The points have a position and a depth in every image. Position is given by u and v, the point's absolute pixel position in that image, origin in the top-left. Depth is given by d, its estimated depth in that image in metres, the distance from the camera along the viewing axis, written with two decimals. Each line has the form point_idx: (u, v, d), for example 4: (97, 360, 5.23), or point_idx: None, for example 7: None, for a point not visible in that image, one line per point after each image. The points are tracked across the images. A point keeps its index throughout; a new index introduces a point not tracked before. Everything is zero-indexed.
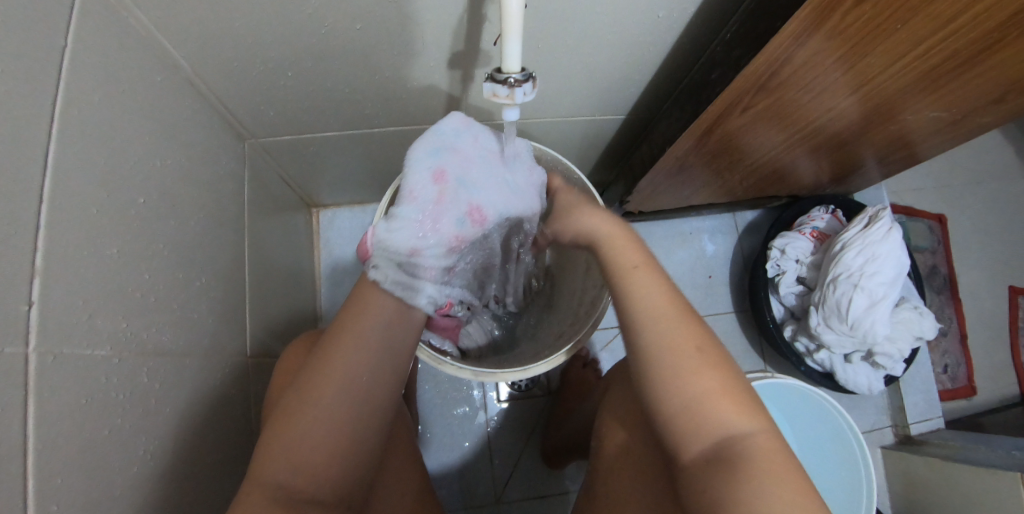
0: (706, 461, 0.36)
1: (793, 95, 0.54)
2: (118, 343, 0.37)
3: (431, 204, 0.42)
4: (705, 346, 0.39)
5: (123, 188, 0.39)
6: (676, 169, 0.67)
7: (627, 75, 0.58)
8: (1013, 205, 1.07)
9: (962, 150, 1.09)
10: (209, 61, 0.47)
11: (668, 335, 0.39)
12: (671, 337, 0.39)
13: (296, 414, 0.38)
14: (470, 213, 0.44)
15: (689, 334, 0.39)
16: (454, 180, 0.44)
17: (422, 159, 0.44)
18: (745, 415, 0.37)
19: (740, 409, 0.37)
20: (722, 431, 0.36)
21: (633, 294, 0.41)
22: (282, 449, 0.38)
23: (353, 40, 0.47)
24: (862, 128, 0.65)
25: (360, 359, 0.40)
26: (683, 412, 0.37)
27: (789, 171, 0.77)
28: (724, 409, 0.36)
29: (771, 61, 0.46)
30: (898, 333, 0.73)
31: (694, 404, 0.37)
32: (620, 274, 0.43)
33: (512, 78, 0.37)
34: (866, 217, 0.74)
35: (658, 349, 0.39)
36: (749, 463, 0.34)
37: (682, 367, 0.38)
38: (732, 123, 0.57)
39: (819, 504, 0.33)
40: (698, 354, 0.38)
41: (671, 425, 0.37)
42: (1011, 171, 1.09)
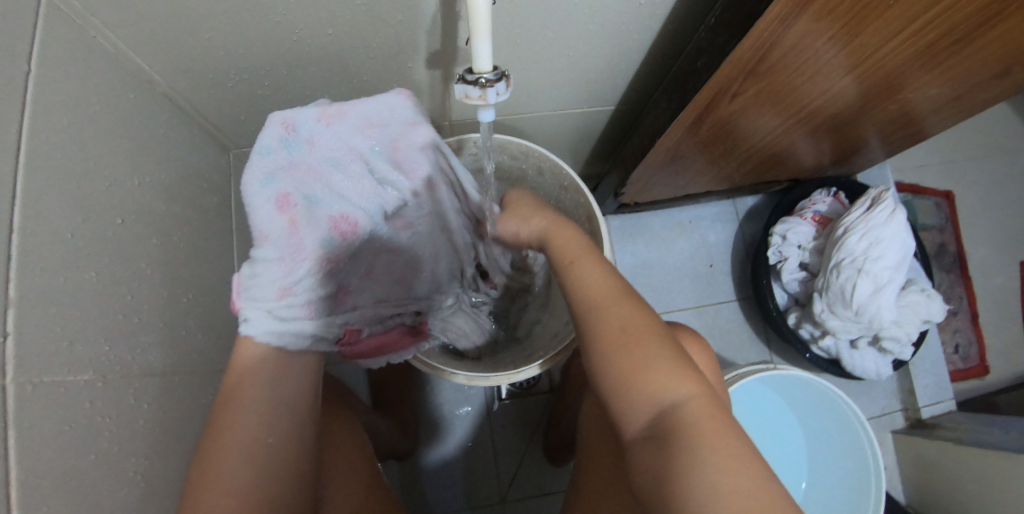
0: (646, 432, 0.36)
1: (785, 79, 0.52)
2: (102, 367, 0.36)
3: (285, 238, 0.36)
4: (641, 328, 0.40)
5: (101, 210, 0.38)
6: (669, 159, 0.65)
7: (613, 65, 0.56)
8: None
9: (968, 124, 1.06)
10: (183, 74, 0.47)
11: (602, 321, 0.41)
12: (608, 314, 0.41)
13: (206, 483, 0.35)
14: (334, 226, 0.38)
15: (624, 311, 0.41)
16: (302, 201, 0.37)
17: (257, 190, 0.37)
18: (684, 384, 0.37)
19: (673, 383, 0.37)
20: (656, 397, 0.37)
21: (574, 276, 0.44)
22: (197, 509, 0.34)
23: (327, 45, 0.46)
24: (861, 108, 0.62)
25: (271, 396, 0.38)
26: (618, 392, 0.38)
27: (787, 155, 0.75)
28: (660, 379, 0.37)
29: (758, 46, 0.44)
30: (905, 317, 0.72)
31: (629, 373, 0.38)
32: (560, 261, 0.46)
33: (484, 78, 0.35)
34: (868, 199, 0.72)
35: (596, 325, 0.41)
36: (684, 428, 0.35)
37: (617, 341, 0.39)
38: (724, 110, 0.55)
39: (755, 473, 0.32)
40: (631, 335, 0.39)
41: (612, 399, 0.39)
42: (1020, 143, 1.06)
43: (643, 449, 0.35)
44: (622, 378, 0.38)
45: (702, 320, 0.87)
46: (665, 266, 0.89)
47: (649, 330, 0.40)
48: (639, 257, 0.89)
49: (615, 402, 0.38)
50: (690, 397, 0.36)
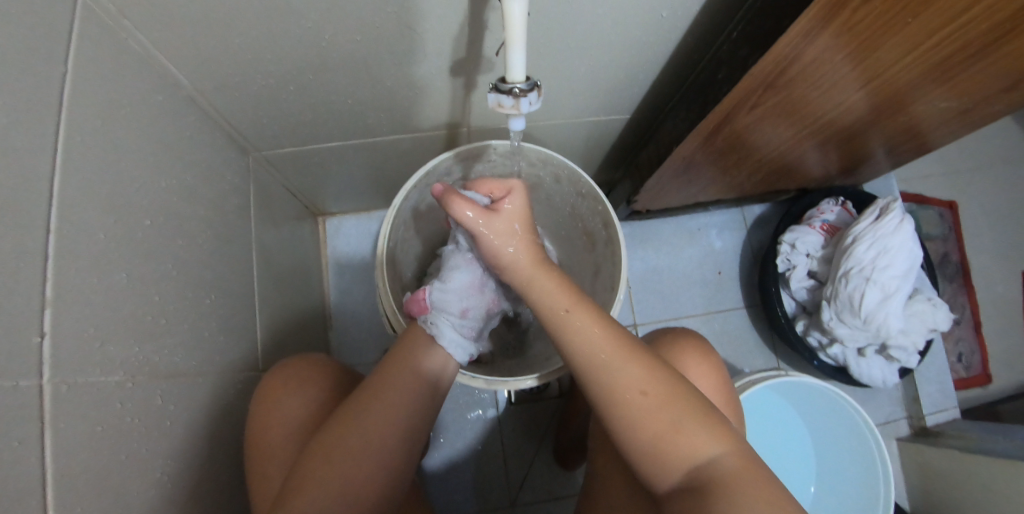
0: (681, 489, 0.38)
1: (801, 92, 0.53)
2: (132, 368, 0.37)
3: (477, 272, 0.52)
4: (653, 379, 0.41)
5: (131, 211, 0.39)
6: (683, 168, 0.66)
7: (631, 75, 0.57)
8: None
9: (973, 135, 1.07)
10: (210, 78, 0.47)
11: (615, 375, 0.41)
12: (623, 382, 0.41)
13: (337, 442, 0.44)
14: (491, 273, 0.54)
15: (638, 378, 0.41)
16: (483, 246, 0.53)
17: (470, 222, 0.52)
18: (713, 440, 0.39)
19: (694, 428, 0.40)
20: (685, 452, 0.39)
21: (575, 337, 0.43)
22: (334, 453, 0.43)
23: (354, 52, 0.46)
24: (871, 120, 0.63)
25: (383, 424, 0.46)
26: (646, 447, 0.40)
27: (797, 165, 0.76)
28: (690, 440, 0.39)
29: (778, 60, 0.45)
30: (912, 326, 0.73)
31: (658, 438, 0.39)
32: (555, 323, 0.44)
33: (517, 88, 0.36)
34: (876, 209, 0.73)
35: (613, 397, 0.41)
36: (720, 483, 0.37)
37: (638, 413, 0.40)
38: (739, 122, 0.56)
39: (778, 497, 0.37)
40: (647, 389, 0.40)
41: (645, 464, 0.40)
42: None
43: (681, 507, 0.38)
44: (652, 445, 0.39)
45: (710, 327, 0.88)
46: (674, 273, 0.90)
47: (664, 389, 0.41)
48: (648, 263, 0.90)
49: (649, 466, 0.40)
50: (719, 452, 0.39)
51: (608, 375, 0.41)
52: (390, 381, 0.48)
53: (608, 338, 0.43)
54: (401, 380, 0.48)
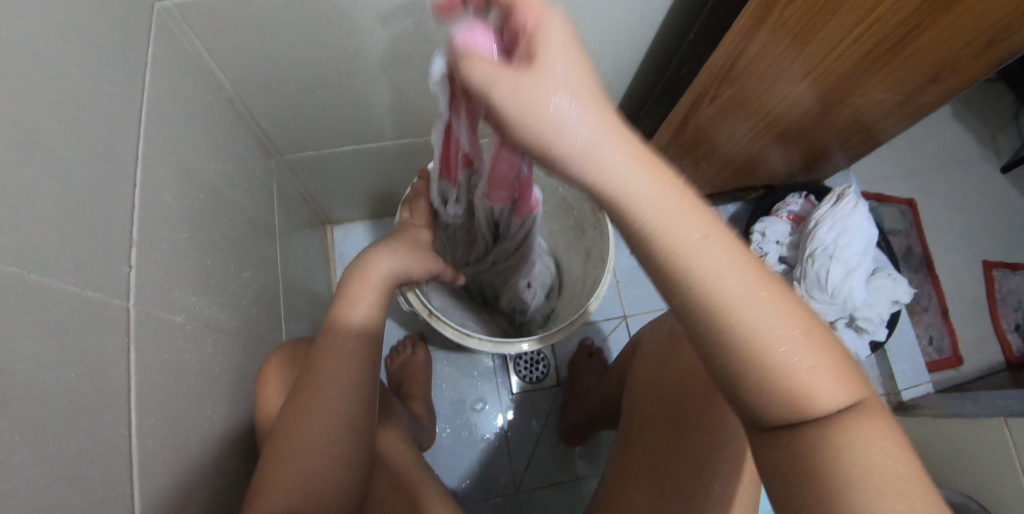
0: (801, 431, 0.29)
1: (753, 84, 0.62)
2: (190, 315, 0.42)
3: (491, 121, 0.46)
4: (773, 291, 0.28)
5: (189, 185, 0.45)
6: (659, 161, 0.75)
7: (610, 80, 0.66)
8: (974, 186, 1.17)
9: (922, 141, 1.20)
10: (247, 81, 0.55)
11: (721, 262, 0.27)
12: (746, 301, 0.27)
13: (300, 413, 0.43)
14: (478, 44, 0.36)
15: (774, 301, 0.28)
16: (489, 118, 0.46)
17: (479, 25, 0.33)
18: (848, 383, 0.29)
19: (830, 354, 0.28)
20: (820, 405, 0.28)
21: (683, 245, 0.27)
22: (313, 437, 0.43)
23: (374, 60, 0.55)
24: (820, 112, 0.73)
25: (337, 383, 0.45)
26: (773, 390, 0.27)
27: (762, 159, 0.86)
28: (823, 383, 0.28)
29: (729, 53, 0.54)
30: (876, 299, 0.80)
31: (783, 369, 0.27)
32: (643, 219, 0.27)
33: None
34: (834, 196, 0.82)
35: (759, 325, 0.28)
36: (851, 447, 0.28)
37: (766, 355, 0.27)
38: (704, 112, 0.65)
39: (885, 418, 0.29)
40: (777, 307, 0.28)
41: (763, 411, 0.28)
42: (968, 157, 1.19)
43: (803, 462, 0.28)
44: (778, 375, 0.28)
45: None
46: None
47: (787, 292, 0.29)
48: (635, 260, 0.97)
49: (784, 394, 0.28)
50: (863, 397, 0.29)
51: (730, 287, 0.27)
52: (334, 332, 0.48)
53: (725, 245, 0.28)
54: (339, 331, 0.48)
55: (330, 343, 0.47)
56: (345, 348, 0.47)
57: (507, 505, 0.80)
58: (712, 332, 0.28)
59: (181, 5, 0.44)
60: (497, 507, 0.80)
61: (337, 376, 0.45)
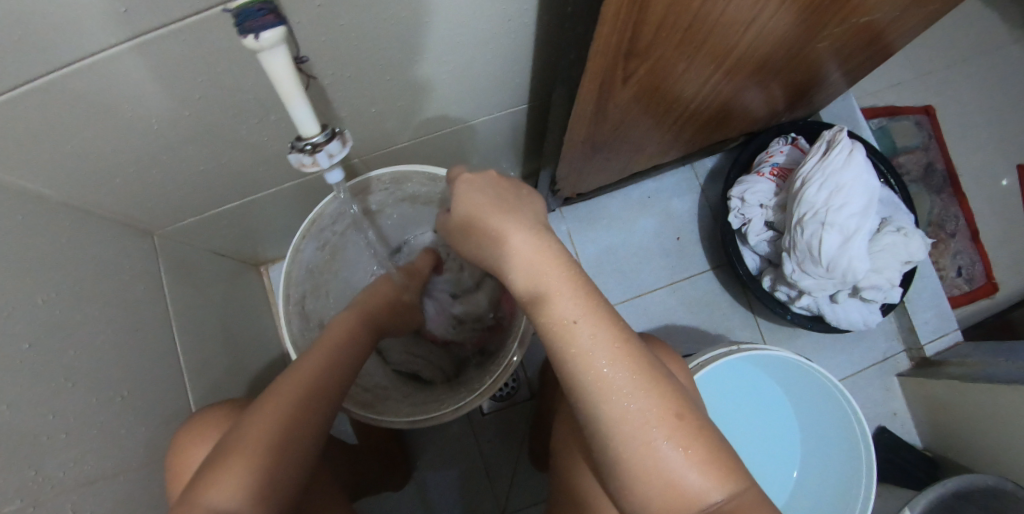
0: None
1: (684, 51, 0.46)
2: (30, 492, 0.37)
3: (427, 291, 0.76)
4: (642, 370, 0.39)
5: (10, 336, 0.39)
6: (590, 147, 0.62)
7: (504, 70, 0.54)
8: (1000, 77, 0.99)
9: (934, 32, 1.00)
10: (70, 183, 0.46)
11: (605, 351, 0.39)
12: (616, 390, 0.38)
13: (226, 464, 0.37)
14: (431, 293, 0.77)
15: (650, 392, 0.39)
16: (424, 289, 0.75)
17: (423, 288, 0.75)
18: (718, 479, 0.38)
19: (692, 444, 0.38)
20: (697, 498, 0.37)
21: (581, 352, 0.39)
22: (284, 397, 0.40)
23: (198, 124, 0.46)
24: (797, 45, 0.55)
25: (280, 458, 0.38)
26: (642, 465, 0.37)
27: (733, 106, 0.69)
28: (693, 480, 0.37)
29: (623, 27, 0.38)
30: (883, 262, 0.67)
31: (655, 449, 0.37)
32: (553, 330, 0.40)
33: (311, 143, 0.36)
34: (823, 144, 0.68)
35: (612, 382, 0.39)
36: None
37: (636, 433, 0.38)
38: (622, 91, 0.50)
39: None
40: (648, 392, 0.39)
41: (644, 490, 0.38)
42: (992, 42, 1.00)
43: None
44: (625, 442, 0.38)
45: (679, 295, 0.86)
46: (631, 248, 0.87)
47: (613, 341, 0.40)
48: (602, 244, 0.87)
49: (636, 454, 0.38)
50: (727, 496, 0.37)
51: (616, 377, 0.38)
52: (288, 389, 0.41)
53: (610, 337, 0.40)
54: (298, 394, 0.41)
55: (282, 402, 0.40)
56: (300, 404, 0.40)
57: None
58: (598, 396, 0.39)
59: None
60: None
61: (288, 442, 0.39)
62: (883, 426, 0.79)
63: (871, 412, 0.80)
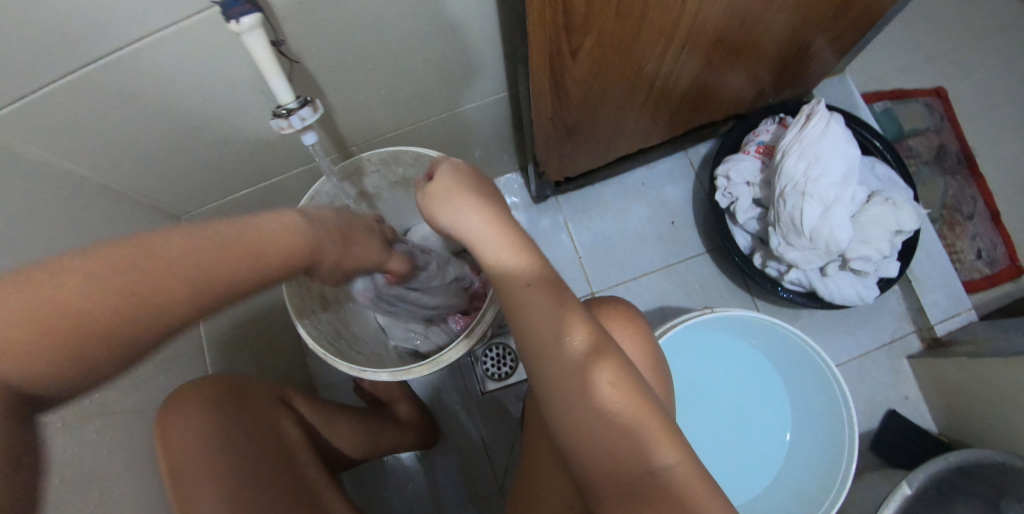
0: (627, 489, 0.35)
1: (627, 25, 0.49)
2: None
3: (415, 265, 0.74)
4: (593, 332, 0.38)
5: None
6: (563, 128, 0.65)
7: (479, 56, 0.59)
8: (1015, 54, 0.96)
9: (939, 14, 0.99)
10: (104, 161, 0.55)
11: (553, 311, 0.37)
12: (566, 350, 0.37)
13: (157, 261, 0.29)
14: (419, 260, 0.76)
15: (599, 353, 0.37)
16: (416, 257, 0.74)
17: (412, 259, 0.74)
18: (668, 444, 0.35)
19: (643, 407, 0.36)
20: (648, 460, 0.35)
21: (528, 314, 0.37)
22: (271, 250, 0.33)
23: (209, 109, 0.54)
24: (754, 17, 0.57)
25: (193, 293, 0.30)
26: (595, 425, 0.35)
27: (711, 87, 0.71)
28: (644, 443, 0.35)
29: (553, 2, 0.42)
30: (871, 233, 0.66)
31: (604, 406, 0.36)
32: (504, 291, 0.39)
33: (288, 108, 0.43)
34: (802, 116, 0.67)
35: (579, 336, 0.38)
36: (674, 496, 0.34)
37: (587, 391, 0.36)
38: (576, 69, 0.54)
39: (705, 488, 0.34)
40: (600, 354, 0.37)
41: (593, 455, 0.36)
42: (1003, 21, 0.98)
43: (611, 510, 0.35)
44: (574, 403, 0.36)
45: (673, 279, 0.85)
46: (626, 234, 0.87)
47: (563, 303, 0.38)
48: (597, 231, 0.88)
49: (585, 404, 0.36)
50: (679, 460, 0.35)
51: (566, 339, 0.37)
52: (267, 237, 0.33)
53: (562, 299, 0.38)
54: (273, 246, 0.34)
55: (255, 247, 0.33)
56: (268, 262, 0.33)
57: (496, 503, 0.83)
58: (548, 358, 0.37)
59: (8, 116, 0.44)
60: (484, 507, 0.83)
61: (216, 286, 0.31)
62: (893, 410, 0.76)
63: (880, 397, 0.77)
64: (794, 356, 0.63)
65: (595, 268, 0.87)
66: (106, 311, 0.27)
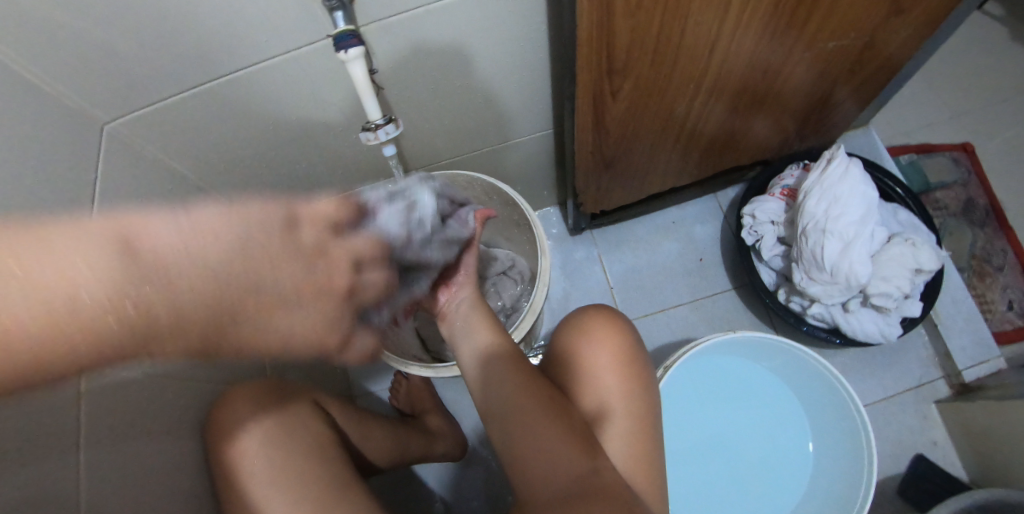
0: (559, 492, 0.43)
1: (659, 70, 0.57)
2: None
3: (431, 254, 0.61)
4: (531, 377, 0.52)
5: None
6: (601, 163, 0.72)
7: (529, 94, 0.68)
8: None
9: (962, 76, 1.05)
10: (206, 165, 0.64)
11: (506, 362, 0.54)
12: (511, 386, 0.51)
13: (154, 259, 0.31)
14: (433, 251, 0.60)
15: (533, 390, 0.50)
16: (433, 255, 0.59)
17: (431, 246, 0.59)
18: (589, 453, 0.45)
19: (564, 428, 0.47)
20: (578, 464, 0.44)
21: (491, 365, 0.54)
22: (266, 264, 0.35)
23: (298, 125, 0.63)
24: (776, 68, 0.64)
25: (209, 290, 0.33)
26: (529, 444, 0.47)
27: (740, 132, 0.77)
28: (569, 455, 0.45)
29: (599, 45, 0.51)
30: (891, 272, 0.69)
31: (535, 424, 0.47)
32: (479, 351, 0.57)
33: (375, 124, 0.51)
34: (823, 162, 0.73)
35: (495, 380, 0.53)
36: (600, 490, 0.42)
37: (523, 411, 0.49)
38: (615, 108, 0.61)
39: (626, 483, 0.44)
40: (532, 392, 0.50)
41: (534, 466, 0.46)
42: None
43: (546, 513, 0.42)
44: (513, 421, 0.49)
45: (700, 313, 0.88)
46: (655, 268, 0.92)
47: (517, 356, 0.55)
48: (627, 263, 0.93)
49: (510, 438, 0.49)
50: (605, 464, 0.45)
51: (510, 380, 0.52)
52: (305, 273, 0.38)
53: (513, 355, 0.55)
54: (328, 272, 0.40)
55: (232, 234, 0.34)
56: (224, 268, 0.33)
57: None
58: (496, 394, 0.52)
59: (130, 120, 0.54)
60: None
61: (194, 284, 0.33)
62: (921, 454, 0.75)
63: (907, 440, 0.77)
64: (810, 383, 0.66)
65: (623, 297, 0.91)
66: (205, 253, 0.32)
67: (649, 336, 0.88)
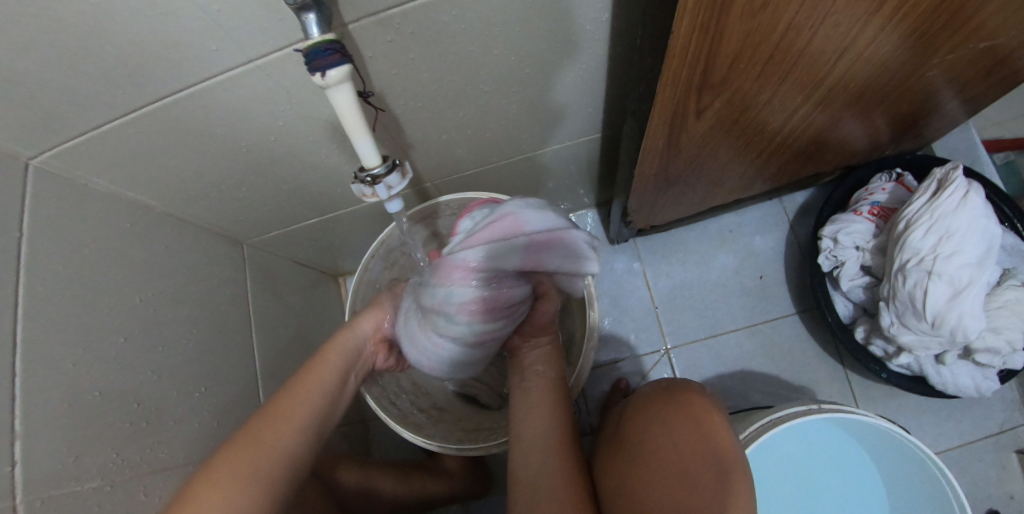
0: None
1: (760, 84, 0.43)
2: (110, 473, 0.42)
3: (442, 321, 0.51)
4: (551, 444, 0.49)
5: (100, 333, 0.44)
6: (663, 181, 0.59)
7: (573, 101, 0.54)
8: None
9: None
10: (173, 195, 0.52)
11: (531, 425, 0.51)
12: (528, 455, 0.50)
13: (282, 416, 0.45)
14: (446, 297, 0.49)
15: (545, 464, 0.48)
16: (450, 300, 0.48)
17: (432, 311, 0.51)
18: None
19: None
20: None
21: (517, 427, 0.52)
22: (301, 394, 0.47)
23: (284, 149, 0.50)
24: (900, 73, 0.49)
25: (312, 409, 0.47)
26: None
27: (827, 140, 0.63)
28: None
29: (691, 63, 0.37)
30: (1002, 323, 0.58)
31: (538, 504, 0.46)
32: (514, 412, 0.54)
33: (372, 175, 0.36)
34: (932, 183, 0.60)
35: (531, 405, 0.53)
36: None
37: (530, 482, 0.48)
38: (693, 127, 0.47)
39: None
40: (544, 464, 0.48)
41: None
42: None
43: None
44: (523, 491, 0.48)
45: (754, 340, 0.78)
46: (703, 286, 0.81)
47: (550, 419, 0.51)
48: (672, 281, 0.82)
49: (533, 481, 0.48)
50: None
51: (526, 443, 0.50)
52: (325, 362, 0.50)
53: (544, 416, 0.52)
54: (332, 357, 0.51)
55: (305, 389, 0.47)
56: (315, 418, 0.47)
57: None
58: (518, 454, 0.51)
59: (56, 155, 0.42)
60: None
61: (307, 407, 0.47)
62: (996, 510, 0.68)
63: (980, 492, 0.69)
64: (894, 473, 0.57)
65: (666, 319, 0.81)
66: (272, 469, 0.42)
67: (696, 365, 0.79)
